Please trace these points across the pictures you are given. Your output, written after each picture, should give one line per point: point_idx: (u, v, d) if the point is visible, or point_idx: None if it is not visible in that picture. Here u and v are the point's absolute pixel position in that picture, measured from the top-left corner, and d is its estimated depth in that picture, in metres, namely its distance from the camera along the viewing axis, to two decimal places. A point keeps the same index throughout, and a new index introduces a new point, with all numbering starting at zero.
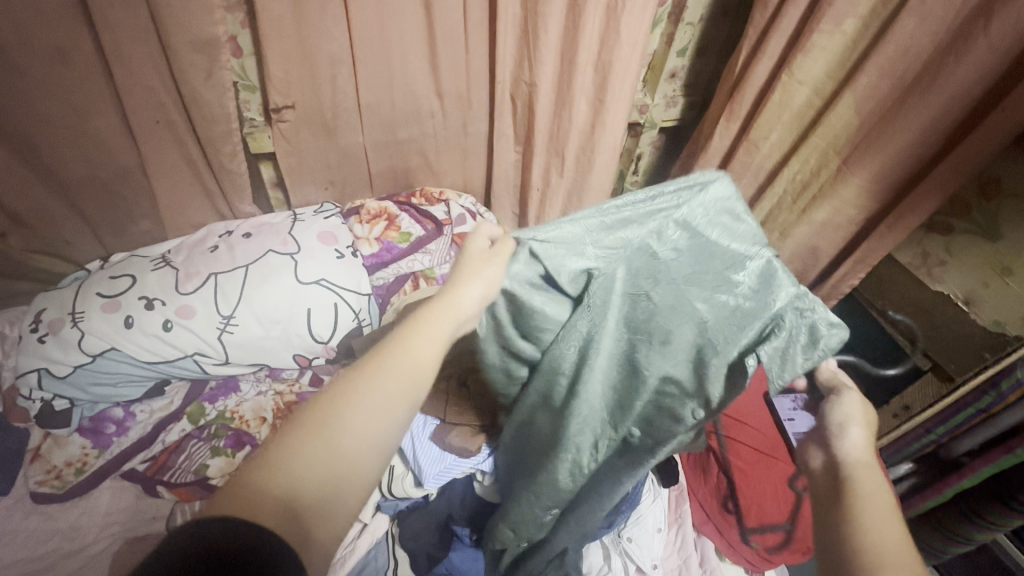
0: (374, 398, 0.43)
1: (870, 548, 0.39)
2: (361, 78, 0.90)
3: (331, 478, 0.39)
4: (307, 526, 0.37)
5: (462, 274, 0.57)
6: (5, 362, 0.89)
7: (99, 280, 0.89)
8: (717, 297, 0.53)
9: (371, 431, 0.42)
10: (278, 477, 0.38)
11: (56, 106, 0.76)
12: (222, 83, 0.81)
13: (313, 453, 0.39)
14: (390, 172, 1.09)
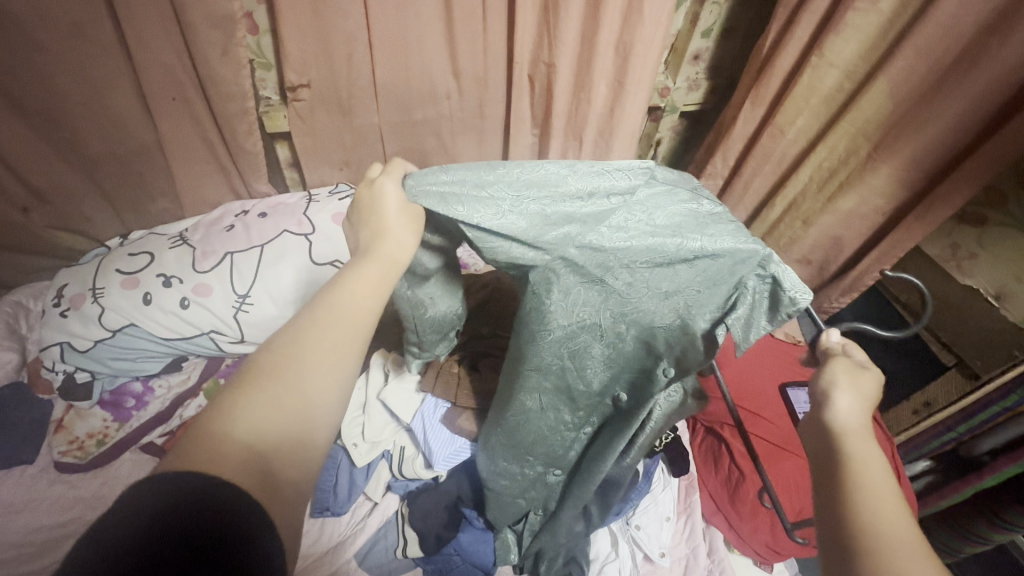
0: (319, 355, 0.40)
1: (883, 546, 0.36)
2: (377, 57, 0.88)
3: (293, 431, 0.37)
4: (274, 477, 0.35)
5: (382, 223, 0.47)
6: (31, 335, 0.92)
7: (119, 257, 0.91)
8: (672, 272, 0.46)
9: (320, 389, 0.39)
10: (232, 427, 0.35)
11: (75, 83, 0.76)
12: (238, 60, 0.80)
13: (266, 405, 0.36)
14: (405, 154, 1.08)
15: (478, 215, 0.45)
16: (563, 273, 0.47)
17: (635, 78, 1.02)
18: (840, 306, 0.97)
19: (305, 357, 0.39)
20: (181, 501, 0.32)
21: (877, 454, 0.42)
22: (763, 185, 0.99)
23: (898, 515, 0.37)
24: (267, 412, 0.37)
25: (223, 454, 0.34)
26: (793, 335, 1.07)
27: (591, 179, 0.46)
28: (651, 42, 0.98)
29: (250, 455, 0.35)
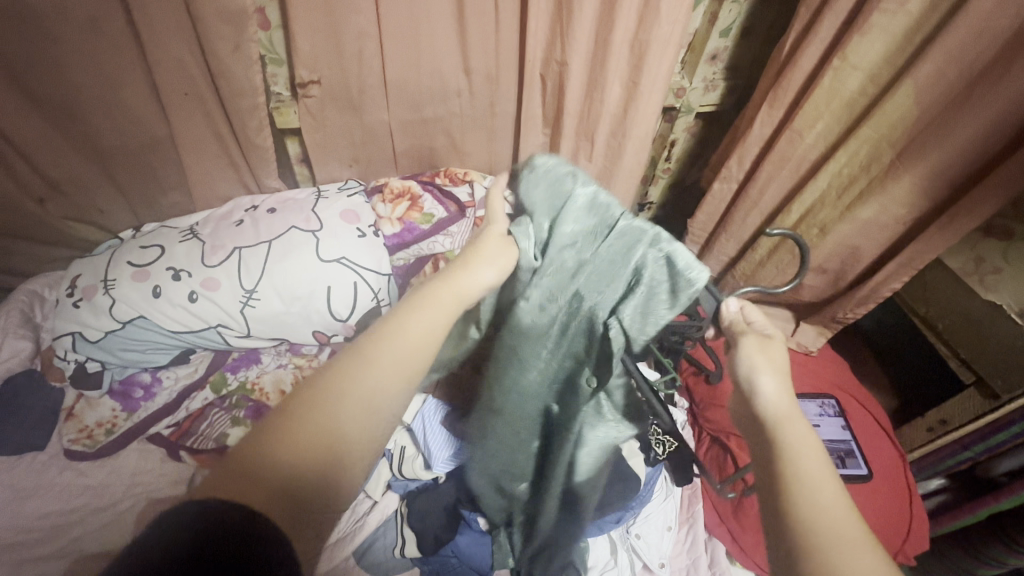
0: (365, 392, 0.47)
1: (806, 519, 0.45)
2: (387, 53, 0.87)
3: (323, 459, 0.44)
4: (303, 501, 0.43)
5: (471, 259, 0.56)
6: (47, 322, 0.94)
7: (131, 249, 0.92)
8: (589, 268, 0.54)
9: (359, 420, 0.46)
10: (279, 455, 0.42)
11: (88, 77, 0.77)
12: (249, 56, 0.80)
13: (306, 435, 0.44)
14: (414, 151, 1.07)
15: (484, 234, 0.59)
16: (521, 272, 0.58)
17: (650, 78, 1.00)
18: (854, 316, 0.95)
19: (363, 384, 0.47)
20: (210, 521, 0.38)
21: (806, 437, 0.49)
22: (778, 191, 0.96)
23: (834, 506, 0.45)
24: (311, 433, 0.44)
25: (259, 478, 0.41)
26: (805, 345, 1.04)
27: (536, 199, 0.59)
28: (668, 42, 0.95)
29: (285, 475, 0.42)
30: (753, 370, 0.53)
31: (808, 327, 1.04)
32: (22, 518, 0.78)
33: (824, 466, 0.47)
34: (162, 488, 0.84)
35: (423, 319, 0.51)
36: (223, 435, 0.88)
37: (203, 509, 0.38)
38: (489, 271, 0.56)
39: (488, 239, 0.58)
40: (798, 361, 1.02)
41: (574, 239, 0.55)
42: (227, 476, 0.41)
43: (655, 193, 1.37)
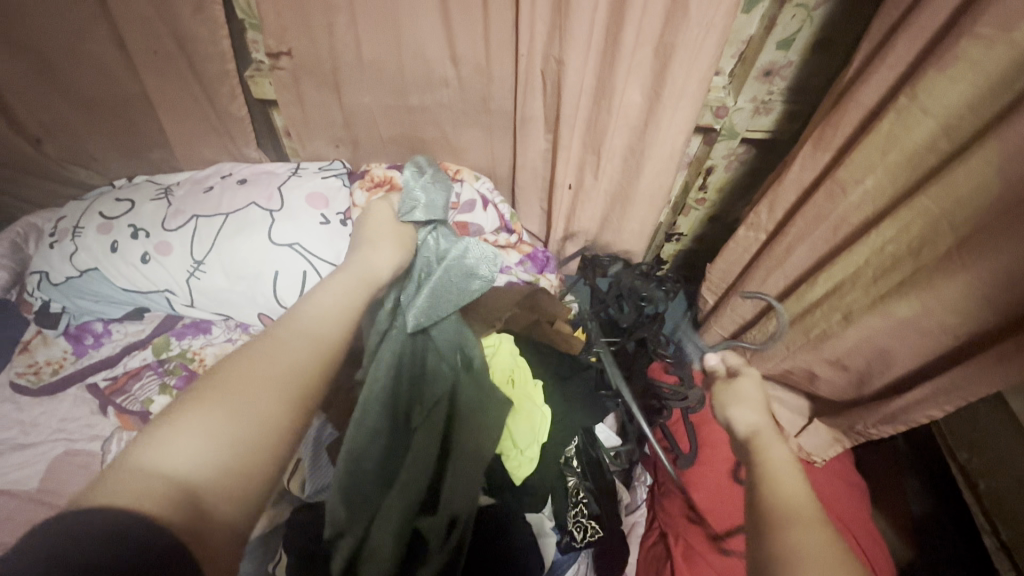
0: (279, 362, 0.51)
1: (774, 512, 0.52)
2: (362, 30, 0.79)
3: (237, 434, 0.43)
4: (203, 494, 0.39)
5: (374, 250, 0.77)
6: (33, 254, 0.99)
7: (107, 201, 0.93)
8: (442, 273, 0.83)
9: (275, 375, 0.50)
10: (182, 434, 0.42)
11: (59, 25, 0.77)
12: (212, 18, 0.75)
13: (220, 409, 0.45)
14: (403, 140, 0.98)
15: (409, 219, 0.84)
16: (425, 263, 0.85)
17: (673, 89, 0.83)
18: (879, 434, 0.74)
19: (286, 351, 0.53)
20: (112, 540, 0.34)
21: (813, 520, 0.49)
22: (809, 255, 0.75)
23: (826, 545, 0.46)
24: (253, 393, 0.47)
25: (207, 445, 0.42)
26: (809, 451, 0.84)
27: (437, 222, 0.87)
28: (697, 50, 0.77)
29: (232, 436, 0.43)
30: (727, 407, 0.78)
31: (823, 428, 0.82)
32: None
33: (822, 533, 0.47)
34: (79, 439, 0.86)
35: (321, 302, 0.63)
36: (149, 400, 0.87)
37: (74, 519, 0.35)
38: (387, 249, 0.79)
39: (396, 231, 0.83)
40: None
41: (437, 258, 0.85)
42: (166, 462, 0.40)
43: (687, 223, 1.17)
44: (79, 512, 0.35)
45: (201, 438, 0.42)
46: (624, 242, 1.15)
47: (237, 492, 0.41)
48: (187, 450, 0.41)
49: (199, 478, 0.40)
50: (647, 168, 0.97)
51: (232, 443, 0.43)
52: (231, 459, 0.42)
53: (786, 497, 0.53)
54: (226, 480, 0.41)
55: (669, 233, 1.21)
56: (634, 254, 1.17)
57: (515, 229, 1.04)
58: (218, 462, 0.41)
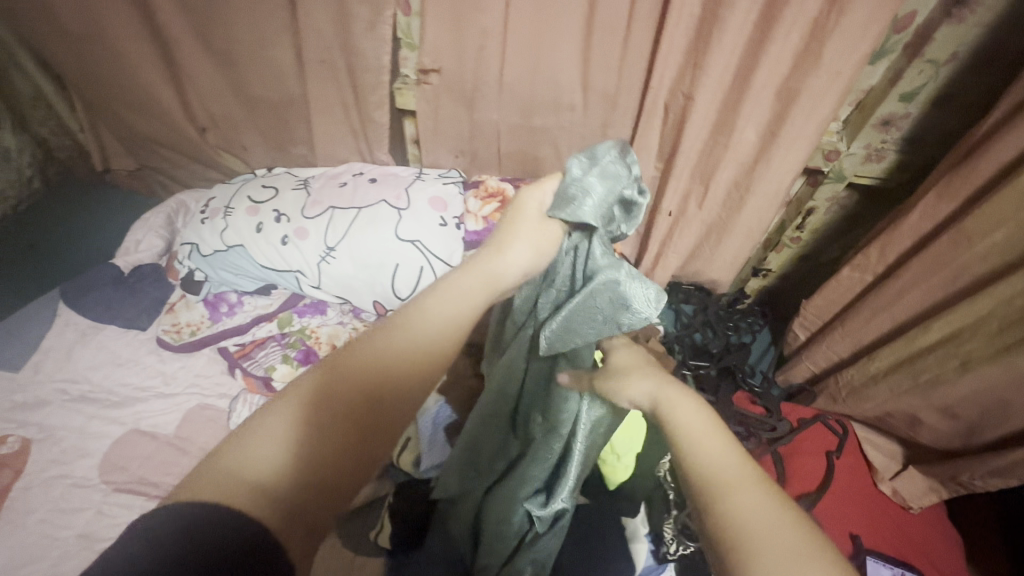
0: (381, 364, 0.48)
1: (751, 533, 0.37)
2: (508, 56, 0.87)
3: (320, 447, 0.41)
4: (276, 507, 0.37)
5: (500, 244, 0.65)
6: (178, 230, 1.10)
7: (254, 186, 1.05)
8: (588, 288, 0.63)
9: (371, 381, 0.46)
10: (268, 438, 0.40)
11: (251, 34, 0.88)
12: (381, 36, 0.85)
13: (307, 416, 0.42)
14: (519, 155, 1.06)
15: (557, 210, 0.66)
16: (570, 258, 0.69)
17: (792, 131, 0.87)
18: (984, 486, 0.75)
19: (390, 349, 0.49)
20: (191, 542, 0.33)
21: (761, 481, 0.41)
22: (921, 301, 0.77)
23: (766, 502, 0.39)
24: (341, 404, 0.44)
25: (294, 446, 0.41)
26: (904, 496, 0.84)
27: (596, 208, 0.65)
28: (822, 97, 0.81)
29: (317, 443, 0.41)
30: (628, 386, 0.54)
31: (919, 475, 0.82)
32: (112, 382, 0.93)
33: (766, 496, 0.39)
34: (211, 394, 0.95)
35: (442, 301, 0.55)
36: (272, 367, 0.96)
37: (160, 515, 0.34)
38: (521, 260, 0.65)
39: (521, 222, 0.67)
40: (858, 486, 0.85)
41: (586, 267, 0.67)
42: (248, 464, 0.38)
43: (777, 260, 1.19)
44: (170, 507, 0.35)
45: (282, 441, 0.40)
46: (711, 271, 1.18)
47: (311, 508, 0.38)
48: (268, 457, 0.39)
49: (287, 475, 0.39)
50: (750, 202, 1.00)
51: (313, 453, 0.40)
52: (308, 475, 0.39)
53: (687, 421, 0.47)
54: (307, 487, 0.39)
55: (757, 268, 1.22)
56: (720, 285, 1.19)
57: None
58: (295, 474, 0.39)
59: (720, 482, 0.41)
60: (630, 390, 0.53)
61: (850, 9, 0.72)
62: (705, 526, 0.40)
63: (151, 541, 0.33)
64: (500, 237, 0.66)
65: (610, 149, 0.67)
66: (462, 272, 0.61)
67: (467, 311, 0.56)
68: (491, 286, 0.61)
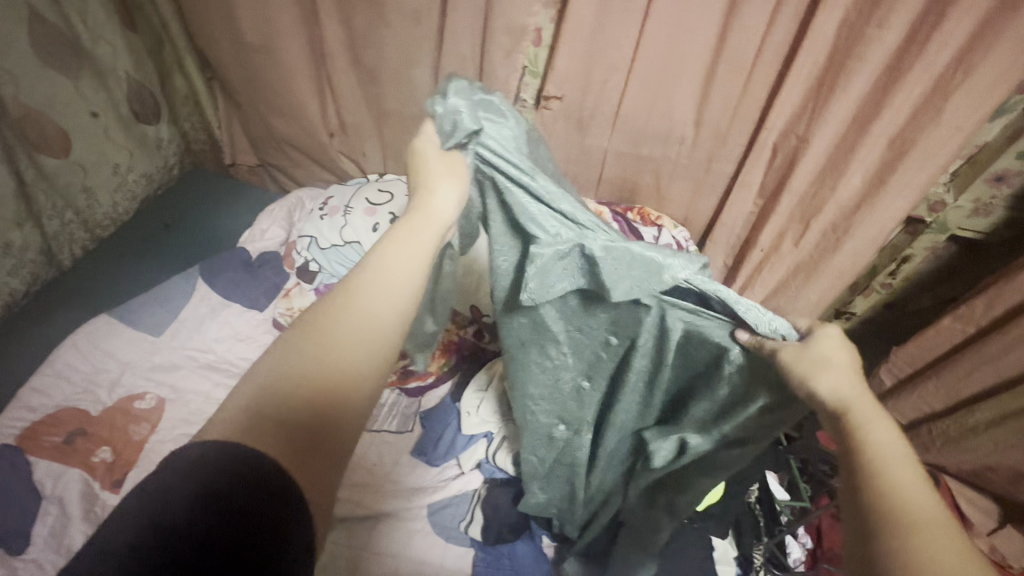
0: (350, 321, 0.43)
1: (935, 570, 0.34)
2: (630, 89, 0.94)
3: (313, 404, 0.39)
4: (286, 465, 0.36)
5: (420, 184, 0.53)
6: (294, 224, 1.18)
7: (371, 190, 1.13)
8: (569, 228, 0.51)
9: (345, 337, 0.42)
10: (251, 411, 0.38)
11: (397, 53, 0.98)
12: (514, 63, 0.93)
13: (284, 379, 0.39)
14: (619, 181, 1.11)
15: (451, 142, 0.53)
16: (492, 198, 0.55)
17: (903, 179, 0.89)
18: None
19: (357, 306, 0.43)
20: (180, 506, 0.33)
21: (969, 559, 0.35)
22: None
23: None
24: (322, 361, 0.40)
25: (274, 396, 0.39)
26: (1004, 555, 0.86)
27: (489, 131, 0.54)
28: (938, 150, 0.84)
29: (298, 395, 0.39)
30: (813, 377, 0.44)
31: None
32: (230, 353, 1.00)
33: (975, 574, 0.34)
34: None
35: (397, 256, 0.47)
36: None
37: (145, 485, 0.34)
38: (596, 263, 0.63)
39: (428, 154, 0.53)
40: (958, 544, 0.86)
41: (534, 204, 0.52)
42: (235, 429, 0.37)
43: (862, 304, 1.18)
44: (155, 472, 0.35)
45: (257, 409, 0.38)
46: (793, 309, 1.19)
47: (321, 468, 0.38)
48: (257, 420, 0.38)
49: (277, 423, 0.38)
50: (846, 245, 1.02)
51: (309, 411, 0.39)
52: (309, 432, 0.38)
53: (880, 438, 0.41)
54: (289, 445, 0.37)
55: (839, 311, 1.21)
56: None
57: None
58: (292, 433, 0.38)
59: (914, 529, 0.36)
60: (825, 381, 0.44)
61: (979, 70, 0.75)
62: (881, 548, 0.37)
63: (157, 477, 0.34)
64: (413, 177, 0.53)
65: (457, 84, 0.54)
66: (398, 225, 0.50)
67: (421, 265, 0.48)
68: (439, 235, 0.51)
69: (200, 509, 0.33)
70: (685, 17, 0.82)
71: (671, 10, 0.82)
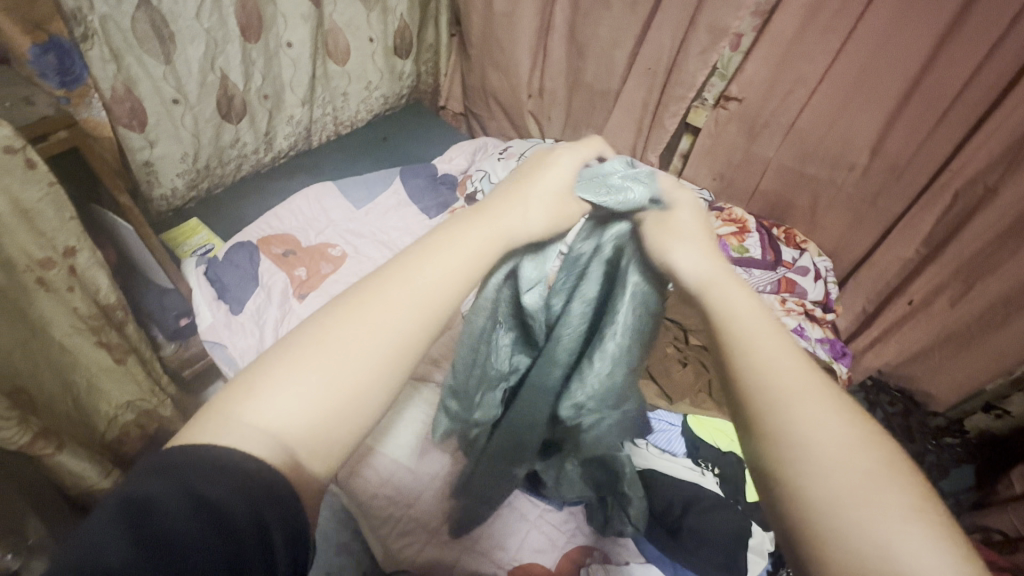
0: (378, 321, 0.40)
1: (809, 446, 0.35)
2: (812, 104, 0.97)
3: (330, 410, 0.36)
4: (301, 456, 0.35)
5: (514, 195, 0.51)
6: (474, 162, 1.40)
7: (546, 148, 1.31)
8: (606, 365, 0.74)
9: (376, 335, 0.39)
10: (251, 408, 0.35)
11: (607, 34, 1.14)
12: (708, 60, 1.03)
13: (297, 377, 0.37)
14: (774, 196, 1.14)
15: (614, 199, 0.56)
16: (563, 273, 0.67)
17: None
18: None
19: (387, 311, 0.40)
20: (207, 506, 0.30)
21: (832, 401, 0.37)
22: None
23: (829, 413, 0.37)
24: (347, 357, 0.38)
25: (307, 417, 0.36)
26: None
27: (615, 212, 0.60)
28: None
29: (327, 410, 0.36)
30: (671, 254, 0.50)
31: None
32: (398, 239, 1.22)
33: (831, 410, 0.37)
34: None
35: (430, 264, 0.43)
36: None
37: (166, 484, 0.31)
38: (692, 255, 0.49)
39: (542, 179, 0.55)
40: None
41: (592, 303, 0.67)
42: (249, 413, 0.35)
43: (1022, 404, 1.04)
44: (172, 472, 0.31)
45: (264, 401, 0.35)
46: (929, 382, 1.11)
47: (330, 452, 0.37)
48: (280, 406, 0.35)
49: (295, 441, 0.35)
50: (1014, 323, 0.94)
51: (325, 412, 0.36)
52: (326, 426, 0.36)
53: (734, 304, 0.44)
54: (302, 444, 0.35)
55: (990, 403, 1.07)
56: (935, 399, 1.11)
57: (834, 311, 1.09)
58: (300, 425, 0.35)
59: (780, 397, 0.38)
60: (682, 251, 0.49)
61: None
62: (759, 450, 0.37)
63: (159, 479, 0.31)
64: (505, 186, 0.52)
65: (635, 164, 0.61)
66: (465, 227, 0.47)
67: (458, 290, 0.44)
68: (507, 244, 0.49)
69: (223, 516, 0.30)
70: (892, 42, 0.85)
71: (879, 30, 0.85)
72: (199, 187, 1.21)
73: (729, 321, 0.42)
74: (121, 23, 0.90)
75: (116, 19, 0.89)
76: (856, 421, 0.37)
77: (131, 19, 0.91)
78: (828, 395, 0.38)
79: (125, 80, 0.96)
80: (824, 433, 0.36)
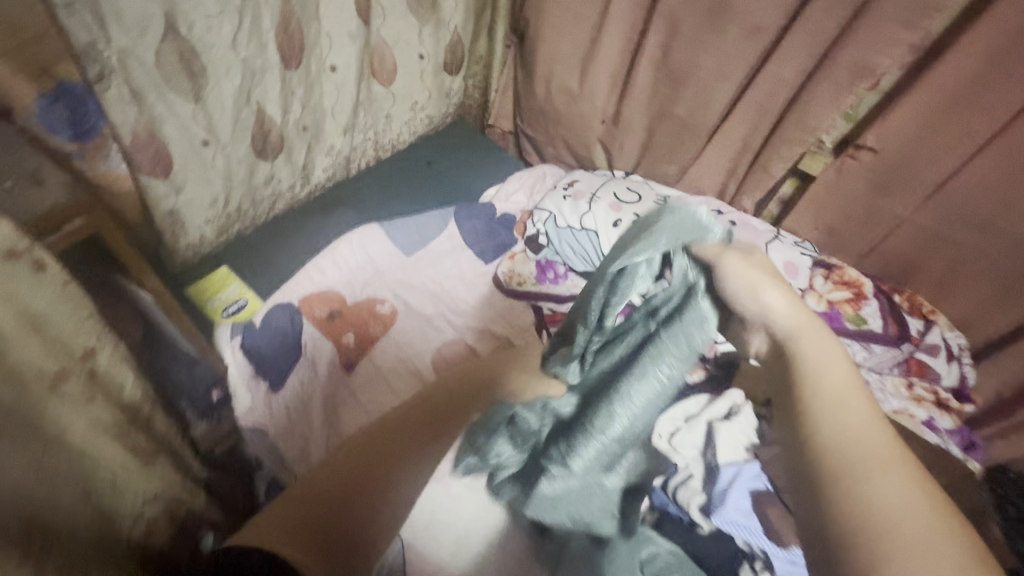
0: (383, 448, 0.51)
1: (879, 516, 0.40)
2: (973, 163, 0.81)
3: (327, 504, 0.45)
4: (294, 540, 0.41)
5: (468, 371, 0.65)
6: (533, 196, 1.23)
7: (620, 186, 1.14)
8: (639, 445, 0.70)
9: (380, 458, 0.50)
10: (269, 510, 0.44)
11: (710, 63, 0.97)
12: (842, 102, 0.86)
13: (302, 488, 0.46)
14: (897, 257, 0.98)
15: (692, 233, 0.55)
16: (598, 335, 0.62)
17: None
18: None
19: (390, 437, 0.52)
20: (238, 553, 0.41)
21: (904, 470, 0.42)
22: None
23: (905, 489, 0.41)
24: (357, 463, 0.49)
25: (299, 508, 0.44)
26: None
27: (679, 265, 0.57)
28: None
29: (316, 497, 0.45)
30: (767, 292, 0.52)
31: None
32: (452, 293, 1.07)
33: (900, 481, 0.41)
34: None
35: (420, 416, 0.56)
36: None
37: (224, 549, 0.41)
38: (775, 292, 0.52)
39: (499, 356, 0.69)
40: None
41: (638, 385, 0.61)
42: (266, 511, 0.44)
43: None
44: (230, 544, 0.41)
45: (283, 500, 0.45)
46: None
47: (317, 542, 0.41)
48: (284, 507, 0.44)
49: (290, 528, 0.41)
50: None
51: (321, 500, 0.45)
52: (320, 514, 0.43)
53: (820, 371, 0.49)
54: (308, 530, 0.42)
55: None
56: None
57: (969, 400, 0.94)
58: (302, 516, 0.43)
59: (853, 468, 0.42)
60: (767, 293, 0.52)
61: None
62: (825, 515, 0.41)
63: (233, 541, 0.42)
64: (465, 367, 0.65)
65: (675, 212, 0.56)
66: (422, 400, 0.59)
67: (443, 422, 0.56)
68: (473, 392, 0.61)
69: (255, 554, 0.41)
70: None
71: None
72: (229, 232, 1.06)
73: (811, 384, 0.48)
74: (144, 57, 0.74)
75: (138, 53, 0.73)
76: (926, 497, 0.41)
77: (155, 52, 0.75)
78: (905, 474, 0.42)
79: (148, 123, 0.80)
80: (888, 501, 0.40)
